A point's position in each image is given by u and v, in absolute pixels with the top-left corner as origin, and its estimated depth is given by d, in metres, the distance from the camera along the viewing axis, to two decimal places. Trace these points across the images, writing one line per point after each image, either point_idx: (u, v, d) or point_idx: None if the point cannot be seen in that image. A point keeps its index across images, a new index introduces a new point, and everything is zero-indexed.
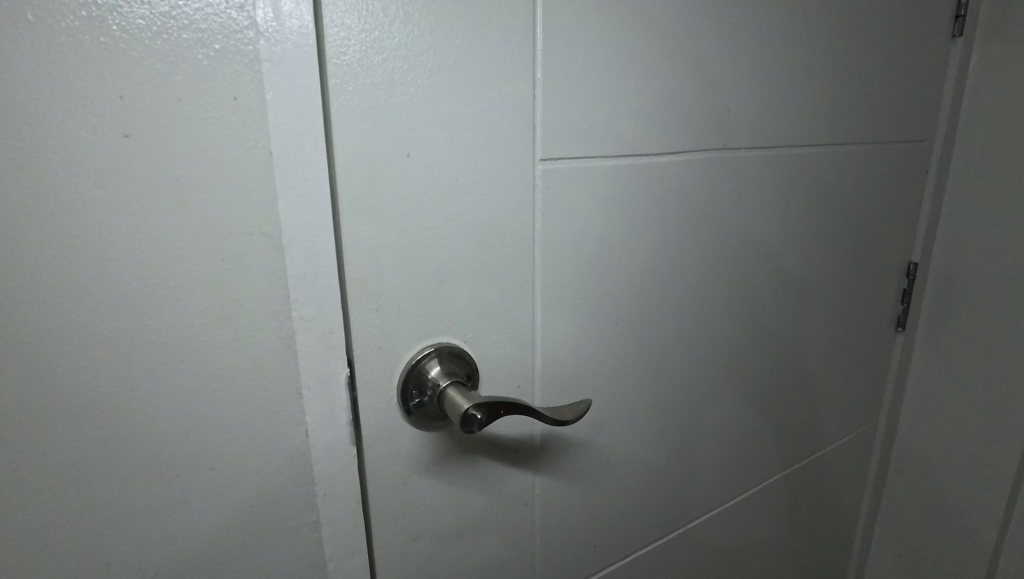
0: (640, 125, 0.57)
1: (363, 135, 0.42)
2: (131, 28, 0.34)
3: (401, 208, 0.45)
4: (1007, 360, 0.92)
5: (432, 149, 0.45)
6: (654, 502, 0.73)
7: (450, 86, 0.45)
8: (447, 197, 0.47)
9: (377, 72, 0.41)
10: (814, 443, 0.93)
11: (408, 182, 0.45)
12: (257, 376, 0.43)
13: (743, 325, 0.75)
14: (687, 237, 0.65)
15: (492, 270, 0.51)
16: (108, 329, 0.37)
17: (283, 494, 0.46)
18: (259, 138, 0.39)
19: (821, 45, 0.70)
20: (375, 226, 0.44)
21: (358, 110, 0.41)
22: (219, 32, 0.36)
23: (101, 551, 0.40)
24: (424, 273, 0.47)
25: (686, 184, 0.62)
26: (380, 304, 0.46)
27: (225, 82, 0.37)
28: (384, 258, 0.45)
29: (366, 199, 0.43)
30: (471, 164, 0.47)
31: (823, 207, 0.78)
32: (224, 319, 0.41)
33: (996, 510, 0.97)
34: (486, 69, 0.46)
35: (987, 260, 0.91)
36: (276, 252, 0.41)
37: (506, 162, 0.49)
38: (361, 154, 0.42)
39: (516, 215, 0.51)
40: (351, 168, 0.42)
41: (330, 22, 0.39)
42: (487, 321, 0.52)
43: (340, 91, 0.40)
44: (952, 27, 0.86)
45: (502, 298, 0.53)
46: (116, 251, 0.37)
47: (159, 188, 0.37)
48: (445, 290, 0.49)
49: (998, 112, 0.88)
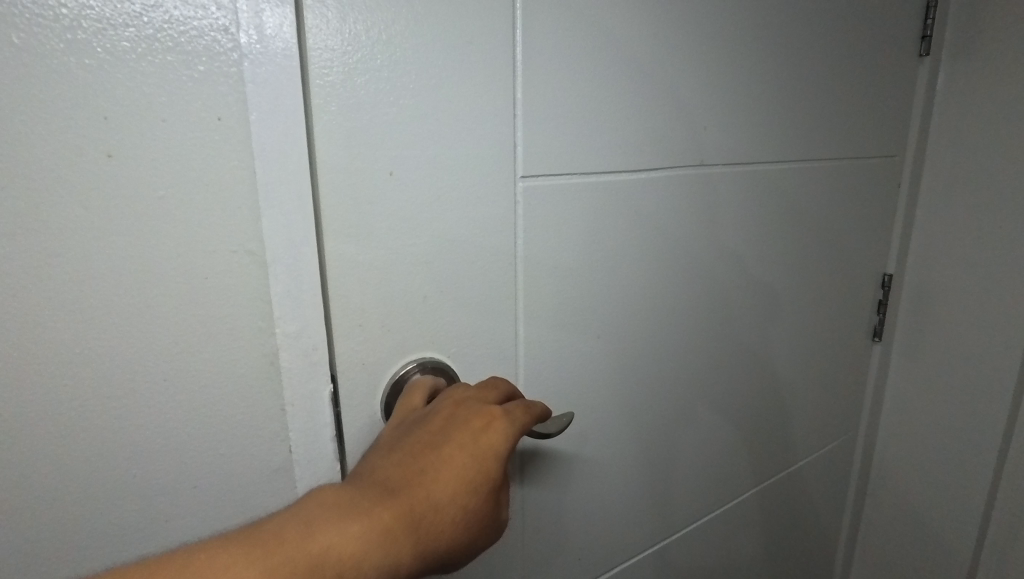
0: (618, 148, 0.59)
1: (347, 153, 0.43)
2: (116, 50, 0.36)
3: (386, 223, 0.46)
4: (981, 369, 0.94)
5: (415, 166, 0.47)
6: (636, 514, 0.75)
7: (431, 105, 0.46)
8: (430, 213, 0.48)
9: (360, 92, 0.43)
10: (793, 452, 0.95)
11: (391, 197, 0.46)
12: (242, 390, 0.44)
13: (720, 338, 0.77)
14: (665, 253, 0.67)
15: (476, 287, 0.53)
16: (91, 343, 0.38)
17: (266, 508, 0.47)
18: (243, 157, 0.40)
19: (793, 68, 0.73)
20: (359, 244, 0.46)
21: (341, 130, 0.43)
22: (203, 53, 0.38)
23: (84, 562, 0.41)
24: (409, 287, 0.49)
25: (664, 204, 0.65)
26: (364, 320, 0.47)
27: (209, 102, 0.39)
28: (370, 275, 0.47)
29: (352, 215, 0.45)
30: (454, 182, 0.49)
31: (798, 221, 0.81)
32: (209, 335, 0.42)
33: (974, 516, 0.99)
34: (470, 93, 0.48)
35: (959, 270, 0.94)
36: (260, 269, 0.43)
37: (487, 181, 0.51)
38: (348, 171, 0.44)
39: (498, 233, 0.53)
40: (334, 187, 0.44)
41: (314, 44, 0.41)
42: (470, 337, 0.54)
43: (324, 110, 0.42)
44: (919, 46, 0.89)
45: (485, 312, 0.54)
46: (100, 269, 0.38)
47: (144, 208, 0.38)
48: (429, 306, 0.51)
49: (967, 126, 0.91)
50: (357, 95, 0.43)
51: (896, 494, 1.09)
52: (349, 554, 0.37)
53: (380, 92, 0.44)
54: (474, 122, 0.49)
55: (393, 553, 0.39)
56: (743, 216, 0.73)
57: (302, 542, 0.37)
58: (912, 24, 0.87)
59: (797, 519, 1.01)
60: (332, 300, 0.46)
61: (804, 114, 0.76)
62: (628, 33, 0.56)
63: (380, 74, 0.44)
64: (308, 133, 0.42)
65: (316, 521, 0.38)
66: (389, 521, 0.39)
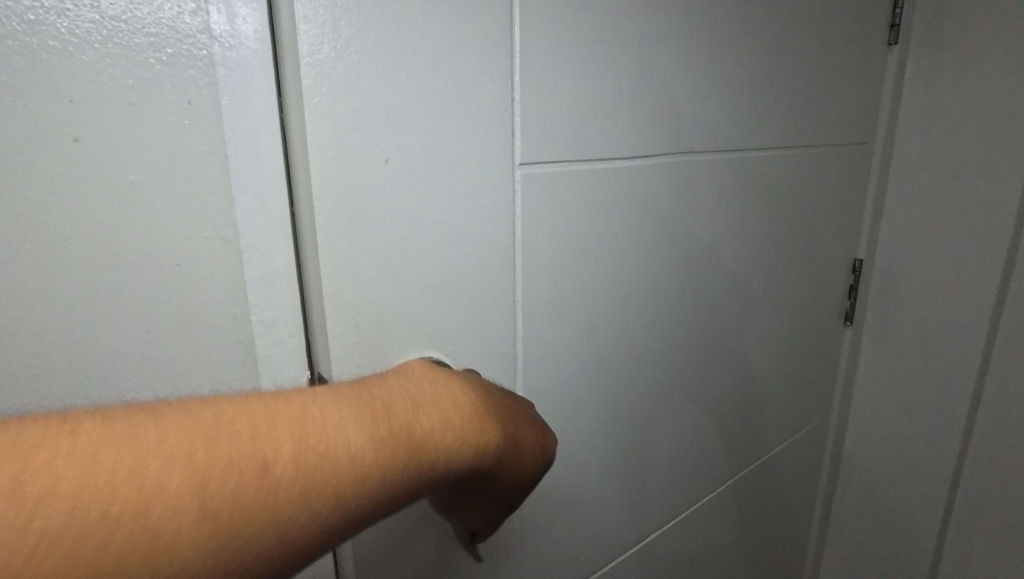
0: (599, 138, 0.59)
1: (339, 140, 0.43)
2: (79, 31, 0.35)
3: (379, 214, 0.46)
4: (944, 350, 0.97)
5: (409, 155, 0.47)
6: (617, 506, 0.75)
7: (426, 89, 0.46)
8: (425, 204, 0.48)
9: (352, 75, 0.43)
10: (766, 438, 0.97)
11: (381, 188, 0.46)
12: (218, 378, 0.44)
13: (697, 326, 0.77)
14: (642, 241, 0.67)
15: (466, 279, 0.52)
16: (60, 333, 0.38)
17: None
18: (214, 142, 0.40)
19: (767, 56, 0.74)
20: (350, 235, 0.45)
21: (331, 114, 0.42)
22: (171, 36, 0.37)
23: None
24: (403, 281, 0.49)
25: (642, 192, 0.65)
26: (358, 314, 0.47)
27: (178, 87, 0.38)
28: (360, 268, 0.46)
29: (341, 207, 0.44)
30: (443, 171, 0.49)
31: (771, 209, 0.82)
32: (183, 323, 0.42)
33: (939, 491, 1.03)
34: (456, 80, 0.48)
35: (925, 254, 0.97)
36: (234, 257, 0.42)
37: (474, 171, 0.50)
38: (338, 161, 0.43)
39: (492, 226, 0.53)
40: (325, 175, 0.43)
41: (301, 21, 0.40)
42: (467, 332, 0.54)
43: (312, 98, 0.41)
44: (887, 35, 0.91)
45: (481, 306, 0.54)
46: (68, 256, 0.37)
47: (113, 194, 0.37)
48: (424, 300, 0.51)
49: (934, 114, 0.93)
50: (346, 82, 0.42)
51: (868, 477, 1.12)
52: (427, 451, 0.37)
53: (370, 79, 0.43)
54: (461, 110, 0.49)
55: (455, 468, 0.39)
56: (719, 205, 0.74)
57: (392, 423, 0.36)
58: (882, 14, 0.89)
59: (771, 501, 1.03)
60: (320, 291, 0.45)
61: (778, 102, 0.77)
62: (607, 21, 0.56)
63: (367, 62, 0.43)
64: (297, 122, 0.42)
65: (406, 409, 0.37)
66: (468, 436, 0.39)
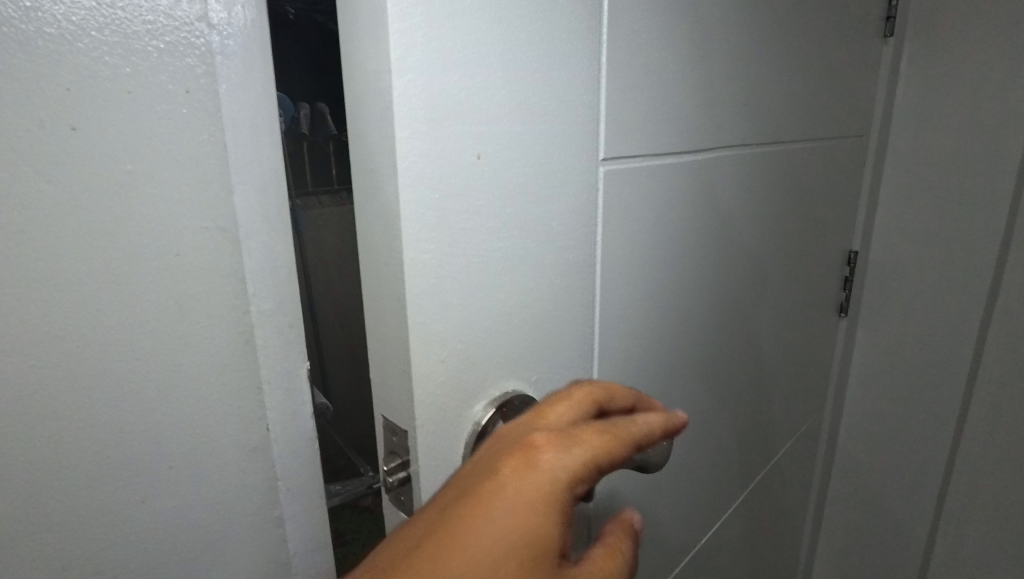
0: (639, 137, 0.55)
1: (433, 143, 0.38)
2: (76, 18, 0.34)
3: (469, 225, 0.42)
4: (935, 342, 0.99)
5: (498, 156, 0.43)
6: (642, 529, 0.70)
7: (511, 82, 0.42)
8: (513, 209, 0.45)
9: (445, 67, 0.38)
10: (767, 436, 0.96)
11: (469, 193, 0.41)
12: (218, 368, 0.44)
13: (713, 327, 0.75)
14: (670, 241, 0.63)
15: (534, 290, 0.48)
16: (58, 325, 0.37)
17: (245, 489, 0.47)
18: (213, 132, 0.40)
19: (776, 48, 0.72)
20: (440, 253, 0.41)
21: (425, 116, 0.37)
22: (168, 24, 0.37)
23: (60, 555, 0.40)
24: (489, 299, 0.45)
25: (671, 189, 0.61)
26: (446, 343, 0.43)
27: (176, 76, 0.38)
28: (445, 285, 0.41)
29: (432, 216, 0.39)
30: (520, 171, 0.44)
31: (777, 204, 0.80)
32: (182, 313, 0.41)
33: (933, 481, 1.04)
34: (532, 72, 0.43)
35: (919, 247, 0.98)
36: (233, 246, 0.42)
37: (545, 171, 0.46)
38: (431, 167, 0.38)
39: (569, 233, 0.50)
40: (418, 188, 0.38)
41: (394, 3, 0.34)
42: (543, 346, 0.51)
43: (411, 91, 0.36)
44: (884, 27, 0.91)
45: (553, 316, 0.51)
46: (66, 246, 0.36)
47: (111, 183, 0.37)
48: (506, 316, 0.47)
49: (931, 107, 0.93)
50: (442, 74, 0.37)
51: (863, 470, 1.13)
52: None
53: (461, 71, 0.39)
54: (536, 104, 0.44)
55: None
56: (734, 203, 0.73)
57: None
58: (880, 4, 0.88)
59: (773, 497, 1.03)
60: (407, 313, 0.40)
61: (783, 94, 0.76)
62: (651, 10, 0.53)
63: (458, 50, 0.38)
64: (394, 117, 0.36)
65: None
66: None
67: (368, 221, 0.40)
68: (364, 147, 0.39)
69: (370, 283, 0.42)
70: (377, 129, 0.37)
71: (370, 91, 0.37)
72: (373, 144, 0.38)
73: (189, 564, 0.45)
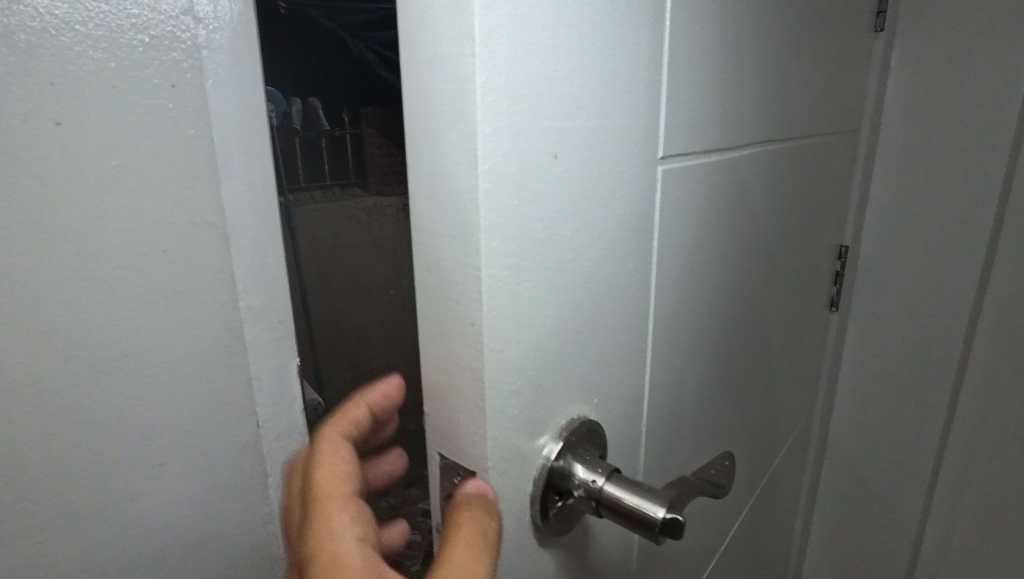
0: (702, 135, 0.48)
1: (511, 126, 0.29)
2: (59, 11, 0.34)
3: (545, 231, 0.33)
4: (923, 338, 1.00)
5: (576, 146, 0.34)
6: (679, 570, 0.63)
7: (592, 54, 0.34)
8: (591, 213, 0.37)
9: (527, 27, 0.29)
10: (774, 444, 0.92)
11: (552, 201, 0.33)
12: (207, 365, 0.44)
13: (748, 339, 0.69)
14: (715, 252, 0.56)
15: (611, 317, 0.41)
16: (45, 322, 0.37)
17: (236, 486, 0.47)
18: (200, 127, 0.40)
19: (802, 40, 0.67)
20: (518, 267, 0.32)
21: (504, 89, 0.28)
22: (154, 18, 0.37)
23: (48, 553, 0.40)
24: (561, 322, 0.36)
25: (720, 193, 0.54)
26: (519, 379, 0.34)
27: (162, 70, 0.38)
28: (524, 312, 0.33)
29: (513, 227, 0.31)
30: (605, 181, 0.37)
31: (791, 207, 0.75)
32: (170, 310, 0.41)
33: (920, 474, 1.06)
34: (617, 64, 0.36)
35: (908, 243, 0.98)
36: (221, 242, 0.42)
37: (622, 170, 0.39)
38: (514, 157, 0.30)
39: (638, 242, 0.42)
40: (499, 186, 0.29)
41: None
42: (613, 375, 0.43)
43: (495, 72, 0.27)
44: (874, 22, 0.89)
45: (623, 339, 0.43)
46: (53, 243, 0.36)
47: (99, 178, 0.37)
48: (578, 340, 0.38)
49: (925, 102, 0.92)
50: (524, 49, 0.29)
51: (856, 468, 1.13)
52: None
53: (546, 51, 0.31)
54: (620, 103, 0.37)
55: None
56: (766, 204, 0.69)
57: None
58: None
59: (778, 501, 1.02)
60: (482, 354, 0.31)
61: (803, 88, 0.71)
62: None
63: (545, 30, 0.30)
64: (474, 104, 0.27)
65: None
66: None
67: (431, 240, 0.31)
68: (426, 145, 0.30)
69: (431, 318, 0.33)
70: (447, 121, 0.28)
71: (441, 67, 0.28)
72: (443, 137, 0.29)
73: (181, 562, 0.45)
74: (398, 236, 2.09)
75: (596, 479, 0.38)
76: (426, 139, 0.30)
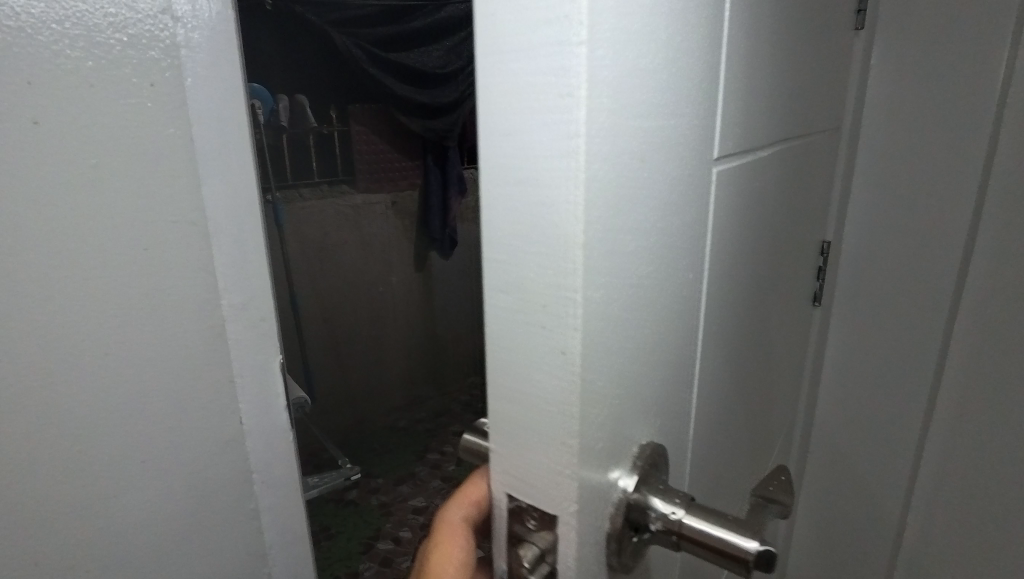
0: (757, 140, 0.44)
1: (610, 133, 0.23)
2: (36, 10, 0.34)
3: (631, 260, 0.27)
4: None
5: (661, 155, 0.28)
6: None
7: (676, 45, 0.28)
8: (666, 234, 0.31)
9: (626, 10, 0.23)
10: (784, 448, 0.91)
11: (640, 214, 0.27)
12: (189, 362, 0.44)
13: (772, 348, 0.67)
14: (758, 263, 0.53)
15: (675, 347, 0.35)
16: (24, 320, 0.37)
17: (221, 483, 0.47)
18: (180, 126, 0.40)
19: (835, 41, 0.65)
20: (608, 307, 0.25)
21: (606, 89, 0.22)
22: (132, 17, 0.37)
23: (30, 550, 0.40)
24: (638, 366, 0.30)
25: (762, 200, 0.50)
26: (603, 443, 0.27)
27: (140, 69, 0.38)
28: (611, 348, 0.27)
29: (606, 251, 0.24)
30: (678, 196, 0.31)
31: (810, 206, 0.74)
32: (151, 308, 0.41)
33: None
34: (695, 59, 0.30)
35: None
36: (203, 240, 0.42)
37: (693, 182, 0.33)
38: (610, 174, 0.24)
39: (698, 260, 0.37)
40: (598, 210, 0.23)
41: None
42: (675, 413, 0.37)
43: (599, 65, 0.21)
44: None
45: (682, 370, 0.37)
46: (31, 241, 0.36)
47: (77, 176, 0.37)
48: (648, 383, 0.32)
49: None
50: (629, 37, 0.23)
51: None
52: None
53: (642, 37, 0.25)
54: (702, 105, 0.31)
55: None
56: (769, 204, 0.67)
57: None
58: None
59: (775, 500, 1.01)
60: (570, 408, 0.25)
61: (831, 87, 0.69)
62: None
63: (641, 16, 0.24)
64: (577, 102, 0.21)
65: None
66: None
67: (507, 266, 0.25)
68: (506, 150, 0.23)
69: (502, 361, 0.26)
70: (539, 120, 0.22)
71: (534, 56, 0.21)
72: (532, 141, 0.22)
73: (165, 558, 0.46)
74: (385, 234, 2.10)
75: (676, 512, 0.31)
76: (507, 142, 0.23)
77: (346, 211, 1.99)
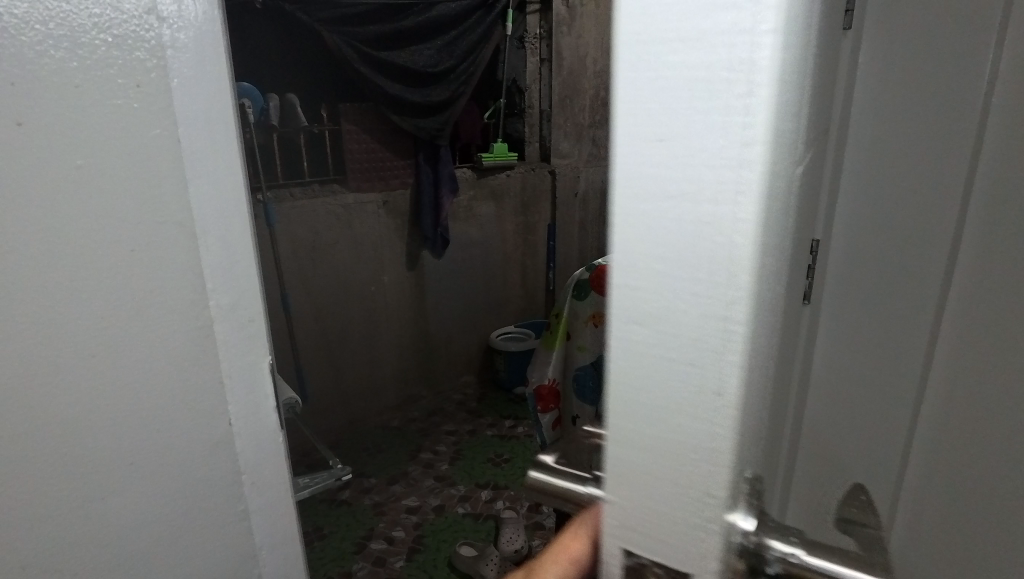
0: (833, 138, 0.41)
1: (780, 151, 0.18)
2: (19, 11, 0.34)
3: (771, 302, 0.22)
4: None
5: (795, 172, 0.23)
6: None
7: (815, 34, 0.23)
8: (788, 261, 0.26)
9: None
10: None
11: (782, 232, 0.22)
12: (178, 364, 0.43)
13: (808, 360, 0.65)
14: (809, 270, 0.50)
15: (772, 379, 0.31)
16: (9, 321, 0.37)
17: (210, 485, 0.47)
18: (166, 127, 0.39)
19: None
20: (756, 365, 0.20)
21: (784, 96, 0.17)
22: (117, 18, 0.37)
23: (17, 552, 0.40)
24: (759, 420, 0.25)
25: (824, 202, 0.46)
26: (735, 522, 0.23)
27: (126, 70, 0.37)
28: (752, 405, 0.21)
29: (762, 296, 0.19)
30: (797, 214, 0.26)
31: None
32: (138, 309, 0.41)
33: None
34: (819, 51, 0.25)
35: None
36: (190, 241, 0.42)
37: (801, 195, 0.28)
38: (774, 203, 0.19)
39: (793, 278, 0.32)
40: (765, 249, 0.18)
41: None
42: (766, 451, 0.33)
43: (784, 62, 0.16)
44: None
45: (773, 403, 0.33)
46: (16, 242, 0.36)
47: (62, 178, 0.36)
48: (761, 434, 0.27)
49: None
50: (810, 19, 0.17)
51: None
52: None
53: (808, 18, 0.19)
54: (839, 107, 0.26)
55: None
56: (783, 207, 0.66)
57: None
58: None
59: None
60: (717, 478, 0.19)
61: None
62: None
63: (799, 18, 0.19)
64: (763, 88, 0.15)
65: None
66: None
67: (645, 306, 0.19)
68: (653, 167, 0.18)
69: (627, 425, 0.21)
70: (699, 121, 0.16)
71: (698, 48, 0.16)
72: (692, 148, 0.17)
73: (155, 562, 0.45)
74: (377, 233, 2.09)
75: (800, 555, 0.23)
76: (655, 153, 0.17)
77: (339, 211, 1.98)
